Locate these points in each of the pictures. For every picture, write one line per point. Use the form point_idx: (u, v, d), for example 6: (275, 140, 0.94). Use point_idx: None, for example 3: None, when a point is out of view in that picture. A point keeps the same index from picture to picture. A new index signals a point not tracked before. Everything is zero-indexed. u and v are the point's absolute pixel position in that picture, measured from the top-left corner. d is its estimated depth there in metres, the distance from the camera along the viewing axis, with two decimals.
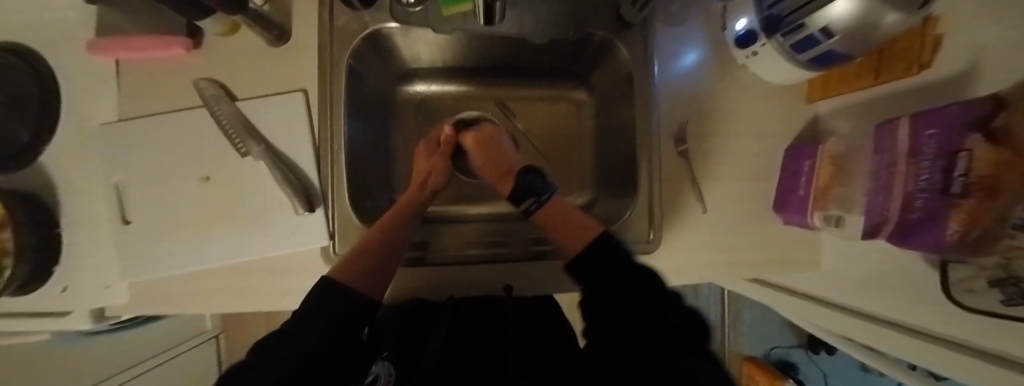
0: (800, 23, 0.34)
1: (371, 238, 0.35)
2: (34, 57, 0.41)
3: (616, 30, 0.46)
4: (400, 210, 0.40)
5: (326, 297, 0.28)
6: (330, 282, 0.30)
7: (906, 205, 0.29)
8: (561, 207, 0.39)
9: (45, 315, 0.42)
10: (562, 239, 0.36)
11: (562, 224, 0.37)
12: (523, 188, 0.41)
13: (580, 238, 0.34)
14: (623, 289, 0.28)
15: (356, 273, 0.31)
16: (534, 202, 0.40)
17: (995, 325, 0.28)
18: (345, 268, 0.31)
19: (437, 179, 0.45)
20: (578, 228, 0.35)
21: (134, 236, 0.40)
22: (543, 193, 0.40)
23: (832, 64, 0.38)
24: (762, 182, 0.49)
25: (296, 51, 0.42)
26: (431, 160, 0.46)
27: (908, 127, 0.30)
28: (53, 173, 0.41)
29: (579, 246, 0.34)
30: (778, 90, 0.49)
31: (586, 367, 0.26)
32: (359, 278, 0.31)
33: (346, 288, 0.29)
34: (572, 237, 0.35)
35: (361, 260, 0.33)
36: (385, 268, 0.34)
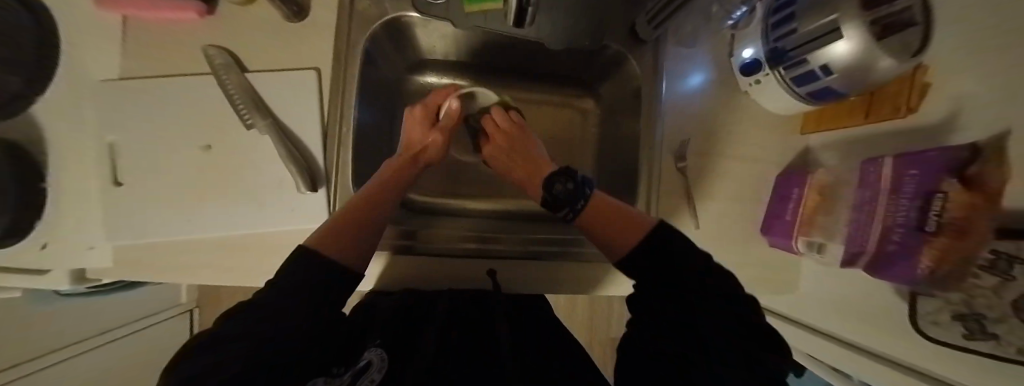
0: (803, 59, 0.35)
1: (356, 209, 0.31)
2: (35, 5, 0.40)
3: (629, 45, 0.48)
4: (389, 180, 0.37)
5: (307, 268, 0.23)
6: (310, 252, 0.25)
7: (884, 239, 0.31)
8: (604, 205, 0.34)
9: (14, 271, 0.40)
10: (612, 242, 0.31)
11: (608, 224, 0.32)
12: (552, 197, 0.37)
13: (630, 233, 0.30)
14: (663, 288, 0.27)
15: (342, 242, 0.27)
16: (570, 211, 0.35)
17: (950, 355, 0.30)
18: (331, 239, 0.27)
19: (432, 154, 0.43)
20: (626, 226, 0.31)
21: (124, 199, 0.39)
22: (576, 197, 0.35)
23: (828, 100, 0.40)
24: (753, 205, 0.51)
25: (313, 29, 0.41)
26: (430, 134, 0.43)
27: (891, 166, 0.32)
28: (41, 124, 0.39)
29: (630, 242, 0.30)
30: (775, 119, 0.51)
31: (582, 369, 0.29)
32: (343, 248, 0.27)
33: (329, 261, 0.25)
34: (621, 235, 0.31)
35: (349, 230, 0.28)
36: (372, 242, 0.30)
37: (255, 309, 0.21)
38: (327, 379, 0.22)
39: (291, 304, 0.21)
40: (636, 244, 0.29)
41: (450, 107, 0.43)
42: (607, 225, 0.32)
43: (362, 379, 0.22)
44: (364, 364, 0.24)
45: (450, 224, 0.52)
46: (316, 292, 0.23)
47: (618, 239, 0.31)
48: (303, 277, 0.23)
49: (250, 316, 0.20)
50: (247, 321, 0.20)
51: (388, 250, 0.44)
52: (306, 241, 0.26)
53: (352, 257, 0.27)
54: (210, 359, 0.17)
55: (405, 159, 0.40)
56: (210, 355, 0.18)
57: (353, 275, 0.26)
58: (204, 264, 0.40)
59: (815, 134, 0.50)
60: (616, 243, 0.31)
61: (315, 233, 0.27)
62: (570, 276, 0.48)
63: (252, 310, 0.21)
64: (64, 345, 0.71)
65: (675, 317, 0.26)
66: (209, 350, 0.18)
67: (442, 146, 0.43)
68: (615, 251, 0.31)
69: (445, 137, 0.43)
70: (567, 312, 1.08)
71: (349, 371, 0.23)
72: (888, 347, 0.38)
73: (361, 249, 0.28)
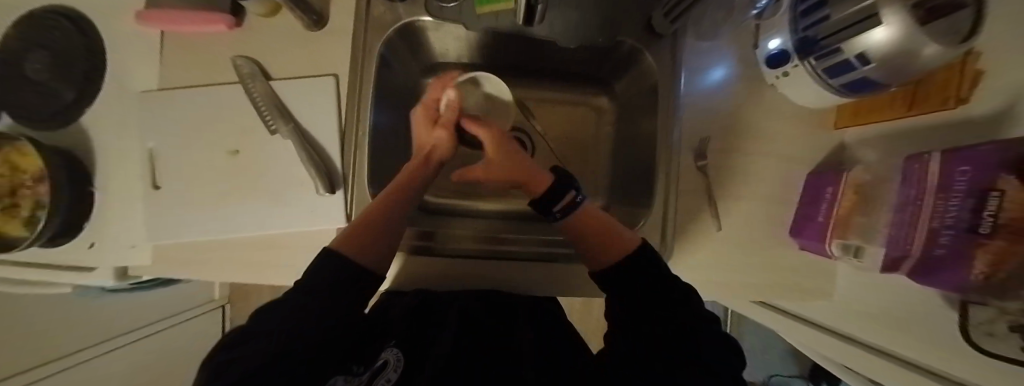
0: (837, 48, 0.33)
1: (370, 215, 0.31)
2: (85, 24, 0.43)
3: (645, 41, 0.47)
4: (403, 184, 0.36)
5: (332, 272, 0.25)
6: (328, 256, 0.26)
7: (931, 241, 0.29)
8: (593, 212, 0.34)
9: (66, 268, 0.44)
10: (595, 247, 0.32)
11: (594, 231, 0.32)
12: (559, 180, 0.36)
13: (617, 246, 0.31)
14: (649, 301, 0.26)
15: (360, 246, 0.28)
16: (575, 198, 0.35)
17: (1005, 369, 0.28)
18: (351, 247, 0.27)
19: (443, 152, 0.41)
20: (613, 237, 0.31)
21: (161, 201, 0.42)
22: (580, 189, 0.35)
23: (864, 91, 0.37)
24: (780, 204, 0.48)
25: (331, 36, 0.43)
26: (435, 132, 0.41)
27: (939, 162, 0.29)
28: (90, 132, 0.43)
29: (616, 257, 0.30)
30: (805, 113, 0.48)
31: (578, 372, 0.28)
32: (361, 250, 0.28)
33: (350, 261, 0.26)
34: (609, 244, 0.31)
35: (367, 235, 0.29)
36: (393, 242, 0.31)
37: (287, 302, 0.22)
38: (348, 377, 0.23)
39: (325, 298, 0.23)
40: (626, 257, 0.30)
41: (450, 102, 0.42)
42: (593, 231, 0.32)
43: (379, 378, 0.23)
44: (381, 364, 0.24)
45: (464, 225, 0.53)
46: (345, 293, 0.24)
47: (605, 247, 0.31)
48: (333, 278, 0.24)
49: (283, 307, 0.22)
50: (281, 318, 0.21)
51: (403, 250, 0.45)
52: (329, 245, 0.27)
53: (370, 260, 0.28)
54: (256, 343, 0.19)
55: (417, 162, 0.39)
56: (242, 348, 0.18)
57: (371, 273, 0.27)
58: (231, 263, 0.42)
59: (850, 128, 0.47)
60: (602, 250, 0.31)
61: (338, 238, 0.28)
62: (585, 278, 0.47)
63: (281, 304, 0.22)
64: (81, 346, 0.73)
65: (668, 327, 0.24)
66: (251, 338, 0.19)
67: (450, 144, 0.41)
68: (598, 256, 0.31)
69: (450, 134, 0.41)
70: (582, 314, 1.07)
71: (366, 371, 0.24)
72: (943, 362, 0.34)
73: (375, 251, 0.29)
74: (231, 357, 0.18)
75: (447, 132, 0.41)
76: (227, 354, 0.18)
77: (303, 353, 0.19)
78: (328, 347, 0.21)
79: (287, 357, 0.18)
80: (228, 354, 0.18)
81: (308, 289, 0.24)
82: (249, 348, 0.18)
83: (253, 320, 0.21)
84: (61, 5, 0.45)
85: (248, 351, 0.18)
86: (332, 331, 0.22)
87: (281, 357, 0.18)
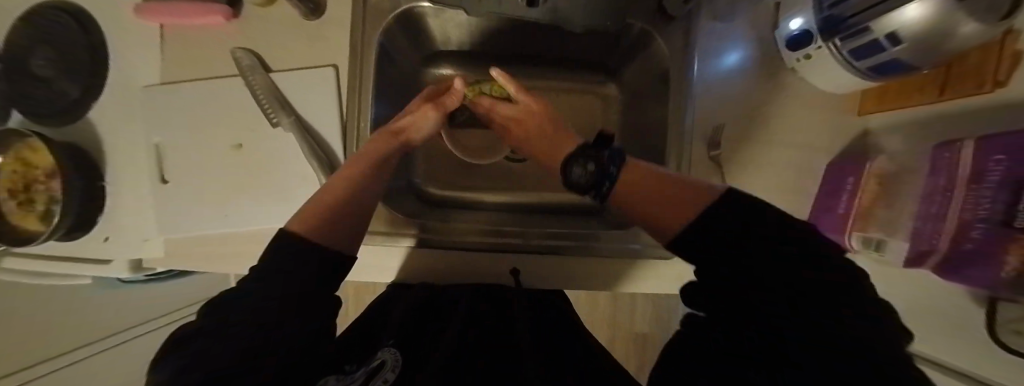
0: (865, 27, 0.30)
1: (336, 189, 0.28)
2: (88, 20, 0.43)
3: (655, 24, 0.44)
4: (365, 158, 0.33)
5: (300, 256, 0.22)
6: (292, 237, 0.23)
7: (959, 235, 0.27)
8: (641, 172, 0.25)
9: (85, 260, 0.45)
10: (654, 215, 0.22)
11: (651, 197, 0.23)
12: (572, 186, 0.29)
13: (688, 203, 0.20)
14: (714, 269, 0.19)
15: (328, 224, 0.25)
16: (593, 199, 0.27)
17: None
18: (311, 221, 0.24)
19: (417, 133, 0.39)
20: (679, 195, 0.21)
21: (170, 195, 0.42)
22: (598, 180, 0.27)
23: (894, 74, 0.35)
24: (796, 196, 0.46)
25: (329, 26, 0.42)
26: (425, 108, 0.40)
27: (972, 151, 0.27)
28: (99, 128, 0.43)
29: (683, 221, 0.20)
30: (826, 98, 0.45)
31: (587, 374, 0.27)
32: (323, 226, 0.24)
33: (316, 246, 0.23)
34: (673, 204, 0.21)
35: (328, 209, 0.26)
36: (362, 225, 0.29)
37: (249, 292, 0.20)
38: (338, 376, 0.23)
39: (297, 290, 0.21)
40: (701, 215, 0.19)
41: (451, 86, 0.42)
42: (652, 197, 0.23)
43: (375, 378, 0.22)
44: (377, 363, 0.24)
45: (468, 217, 0.52)
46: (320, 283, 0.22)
47: (669, 211, 0.21)
48: (302, 264, 0.22)
49: (237, 303, 0.19)
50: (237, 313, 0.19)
51: (406, 243, 0.44)
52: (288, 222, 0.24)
53: (336, 238, 0.25)
54: (219, 343, 0.17)
55: (384, 136, 0.36)
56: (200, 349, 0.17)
57: (347, 259, 0.25)
58: (240, 256, 0.43)
59: (874, 114, 0.44)
60: (662, 217, 0.21)
61: (299, 214, 0.25)
62: (591, 270, 0.47)
63: (235, 296, 0.20)
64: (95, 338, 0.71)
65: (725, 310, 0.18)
66: (212, 333, 0.18)
67: (433, 124, 0.40)
68: (659, 228, 0.21)
69: (439, 115, 0.41)
70: (590, 305, 1.07)
71: (361, 370, 0.23)
72: (973, 364, 0.32)
73: (348, 231, 0.26)
74: (186, 361, 0.16)
75: (435, 114, 0.40)
76: (186, 353, 0.17)
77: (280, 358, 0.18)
78: (307, 349, 0.20)
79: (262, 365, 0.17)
80: (183, 353, 0.17)
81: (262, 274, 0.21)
82: (213, 353, 0.17)
83: (205, 315, 0.19)
84: (64, 0, 0.45)
85: (213, 354, 0.17)
86: (311, 332, 0.21)
87: (248, 366, 0.17)
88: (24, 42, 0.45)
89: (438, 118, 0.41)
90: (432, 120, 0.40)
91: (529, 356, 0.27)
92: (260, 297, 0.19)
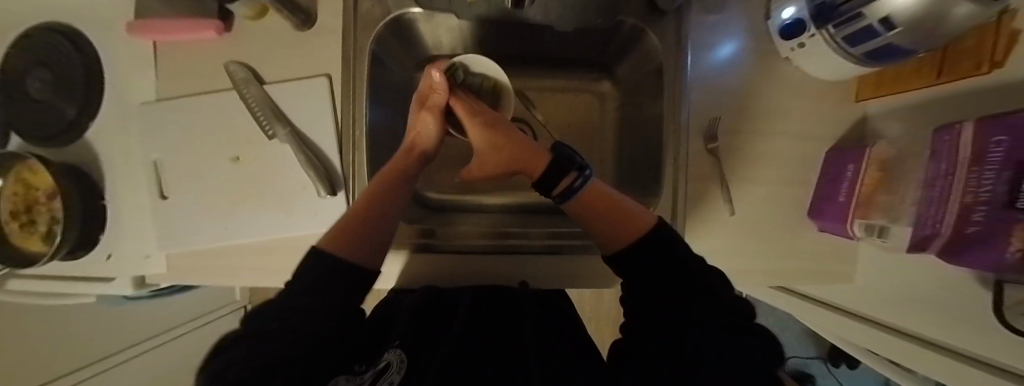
0: (858, 13, 0.30)
1: (361, 209, 0.30)
2: (82, 40, 0.44)
3: (646, 18, 0.44)
4: (387, 177, 0.34)
5: (320, 272, 0.24)
6: (320, 252, 0.25)
7: (962, 218, 0.26)
8: (601, 192, 0.27)
9: (89, 279, 0.46)
10: (606, 226, 0.25)
11: (611, 211, 0.25)
12: (553, 162, 0.28)
13: (634, 223, 0.24)
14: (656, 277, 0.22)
15: (354, 244, 0.27)
16: (576, 179, 0.27)
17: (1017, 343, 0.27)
18: (345, 245, 0.26)
19: (429, 142, 0.39)
20: (630, 216, 0.24)
21: (170, 211, 0.42)
22: (579, 170, 0.27)
23: (890, 59, 0.34)
24: (797, 185, 0.46)
25: (321, 36, 0.42)
26: (422, 117, 0.39)
27: (971, 133, 0.26)
28: (97, 147, 0.44)
29: (636, 234, 0.23)
30: (823, 87, 0.45)
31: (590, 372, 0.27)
32: (357, 247, 0.27)
33: (343, 262, 0.25)
34: (626, 219, 0.24)
35: (360, 230, 0.28)
36: (388, 235, 0.31)
37: (276, 311, 0.22)
38: (349, 376, 0.23)
39: (314, 306, 0.22)
40: (645, 236, 0.23)
41: (431, 81, 0.39)
42: (610, 209, 0.25)
43: (382, 379, 0.22)
44: (384, 365, 0.24)
45: (469, 221, 0.52)
46: (338, 296, 0.23)
47: (620, 224, 0.24)
48: (321, 278, 0.23)
49: (276, 315, 0.21)
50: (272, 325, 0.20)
51: (406, 248, 0.44)
52: (320, 238, 0.27)
53: (367, 260, 0.27)
54: (239, 355, 0.18)
55: (402, 156, 0.37)
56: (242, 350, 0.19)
57: (368, 275, 0.27)
58: (241, 268, 0.43)
59: (872, 100, 0.44)
60: (612, 232, 0.24)
61: (328, 232, 0.27)
62: (593, 269, 0.47)
63: (266, 315, 0.22)
64: (102, 356, 0.70)
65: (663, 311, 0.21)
66: (237, 348, 0.19)
67: (436, 130, 0.39)
68: (609, 233, 0.25)
69: (438, 118, 0.39)
70: (596, 303, 1.07)
71: (369, 371, 0.23)
72: (969, 344, 0.32)
73: (374, 247, 0.28)
74: (218, 370, 0.18)
75: (435, 118, 0.39)
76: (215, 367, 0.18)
77: (282, 369, 0.18)
78: (311, 359, 0.19)
79: (272, 372, 0.17)
80: (217, 365, 0.18)
81: (301, 287, 0.23)
82: (230, 361, 0.18)
83: (247, 324, 0.21)
84: (57, 22, 0.45)
85: (227, 367, 0.18)
86: (318, 340, 0.20)
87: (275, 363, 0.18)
88: (20, 66, 0.46)
89: (439, 121, 0.39)
90: (433, 126, 0.38)
91: (532, 358, 0.26)
92: (292, 310, 0.21)
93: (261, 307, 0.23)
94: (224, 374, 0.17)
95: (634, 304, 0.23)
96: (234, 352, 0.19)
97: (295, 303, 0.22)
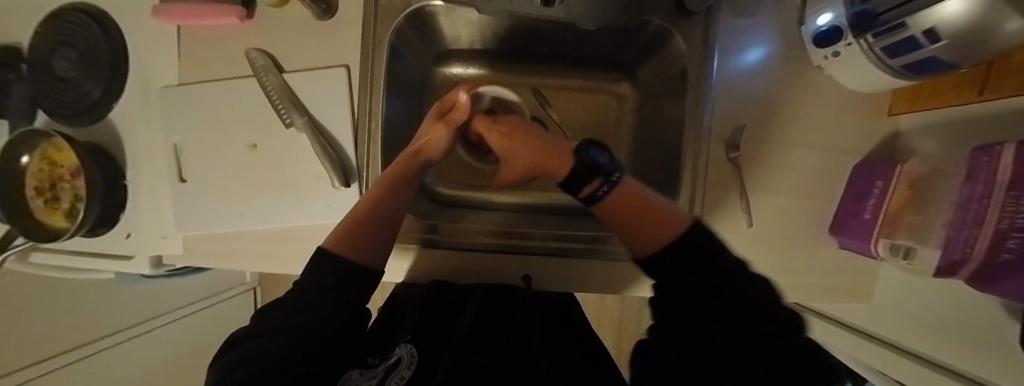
0: (899, 23, 0.29)
1: (363, 211, 0.29)
2: (109, 21, 0.44)
3: (672, 19, 0.43)
4: (387, 180, 0.32)
5: (329, 269, 0.25)
6: (328, 253, 0.26)
7: (995, 245, 0.24)
8: (633, 189, 0.26)
9: (109, 255, 0.47)
10: (633, 235, 0.24)
11: (644, 208, 0.24)
12: (576, 166, 0.26)
13: (664, 227, 0.23)
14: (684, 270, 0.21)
15: (359, 244, 0.28)
16: (601, 185, 0.25)
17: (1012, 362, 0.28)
18: (351, 247, 0.27)
19: (434, 150, 0.36)
20: (659, 215, 0.24)
21: (187, 194, 0.43)
22: (609, 172, 0.25)
23: (931, 73, 0.33)
24: (819, 199, 0.45)
25: (341, 26, 0.42)
26: (435, 127, 0.36)
27: (1012, 155, 0.24)
28: (120, 128, 0.45)
29: (667, 237, 0.23)
30: (855, 98, 0.44)
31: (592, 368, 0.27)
32: (363, 250, 0.28)
33: (351, 262, 0.26)
34: (656, 219, 0.24)
35: (364, 233, 0.28)
36: (393, 233, 0.31)
37: (284, 303, 0.24)
38: (361, 369, 0.24)
39: (326, 304, 0.23)
40: (677, 239, 0.22)
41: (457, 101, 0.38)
42: (641, 210, 0.24)
43: (392, 375, 0.22)
44: (394, 360, 0.24)
45: (479, 219, 0.52)
46: (347, 291, 0.25)
47: (648, 229, 0.24)
48: (327, 276, 0.25)
49: (291, 307, 0.23)
50: (284, 319, 0.22)
51: (414, 244, 0.44)
52: (324, 240, 0.28)
53: (371, 258, 0.28)
54: (251, 349, 0.21)
55: (404, 159, 0.33)
56: (263, 343, 0.21)
57: (372, 273, 0.28)
58: (253, 254, 0.44)
59: (906, 115, 0.43)
60: (643, 231, 0.24)
61: (332, 232, 0.29)
62: (605, 274, 0.46)
63: (280, 309, 0.23)
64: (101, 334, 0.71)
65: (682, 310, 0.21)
66: (251, 340, 0.22)
67: (447, 142, 0.36)
68: (642, 239, 0.24)
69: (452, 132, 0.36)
70: (598, 305, 1.06)
71: (381, 365, 0.24)
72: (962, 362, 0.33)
73: (381, 242, 0.29)
74: (235, 359, 0.20)
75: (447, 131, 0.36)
76: (229, 354, 0.21)
77: (286, 365, 0.20)
78: (318, 354, 0.21)
79: (270, 372, 0.19)
80: (237, 352, 0.21)
81: (308, 283, 0.25)
82: (249, 353, 0.20)
83: (262, 315, 0.24)
84: (87, 3, 0.46)
85: (242, 360, 0.20)
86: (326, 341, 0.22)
87: (278, 360, 0.20)
88: (48, 45, 0.47)
89: (451, 136, 0.37)
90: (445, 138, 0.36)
91: (538, 357, 0.26)
92: (310, 303, 0.23)
93: (273, 301, 0.25)
94: (238, 366, 0.20)
95: (662, 308, 0.23)
96: (254, 341, 0.21)
97: (306, 298, 0.24)
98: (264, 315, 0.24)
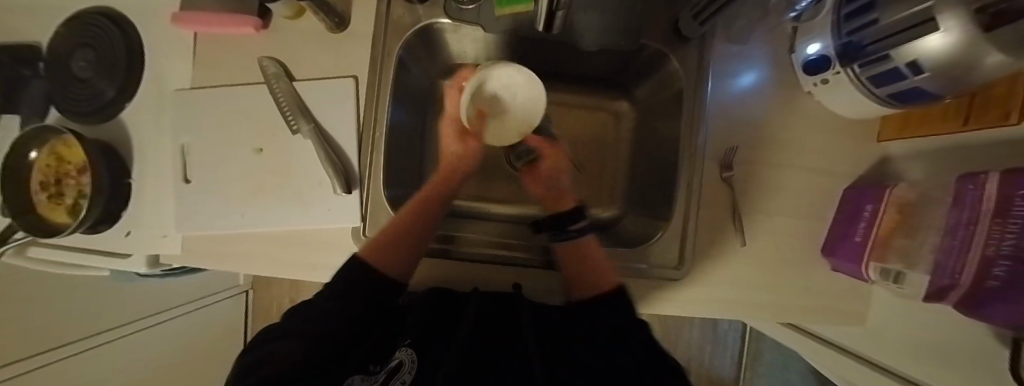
0: (885, 55, 0.30)
1: (397, 226, 0.35)
2: (128, 26, 0.46)
3: (669, 43, 0.45)
4: (423, 199, 0.39)
5: (346, 280, 0.31)
6: (359, 262, 0.32)
7: (981, 272, 0.25)
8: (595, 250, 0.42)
9: (108, 253, 0.48)
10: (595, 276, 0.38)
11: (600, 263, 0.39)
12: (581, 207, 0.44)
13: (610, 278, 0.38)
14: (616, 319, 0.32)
15: (388, 258, 0.34)
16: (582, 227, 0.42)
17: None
18: (383, 259, 0.33)
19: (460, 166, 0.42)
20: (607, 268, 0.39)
21: (190, 195, 0.44)
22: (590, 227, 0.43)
23: (916, 103, 0.34)
24: (811, 221, 0.45)
25: (352, 38, 0.43)
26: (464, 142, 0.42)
27: (996, 184, 0.25)
28: (129, 128, 0.46)
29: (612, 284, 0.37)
30: (845, 124, 0.45)
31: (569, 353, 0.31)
32: (390, 261, 0.34)
33: (379, 272, 0.32)
34: (606, 272, 0.38)
35: (393, 248, 0.34)
36: (422, 249, 0.37)
37: (294, 317, 0.29)
38: (363, 376, 0.25)
39: (338, 312, 0.28)
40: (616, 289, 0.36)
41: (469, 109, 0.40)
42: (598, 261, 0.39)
43: (394, 379, 0.24)
44: (395, 365, 0.25)
45: (477, 228, 0.53)
46: (358, 300, 0.30)
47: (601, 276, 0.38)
48: (342, 287, 0.30)
49: (310, 313, 0.29)
50: (305, 324, 0.28)
51: None
52: (358, 249, 0.34)
53: (396, 271, 0.34)
54: (275, 348, 0.26)
55: (439, 181, 0.41)
56: (286, 344, 0.26)
57: (396, 285, 0.33)
58: (250, 257, 0.44)
59: (896, 141, 0.44)
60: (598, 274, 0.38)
61: (366, 242, 0.35)
62: None
63: (302, 314, 0.29)
64: (84, 334, 0.68)
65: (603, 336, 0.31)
66: (274, 340, 0.27)
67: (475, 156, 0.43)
68: (598, 280, 0.37)
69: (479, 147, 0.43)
70: None
71: (382, 370, 0.25)
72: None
73: (408, 257, 0.35)
74: (263, 355, 0.26)
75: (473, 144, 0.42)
76: (257, 353, 0.26)
77: (302, 364, 0.25)
78: (325, 354, 0.26)
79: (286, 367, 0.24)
80: (264, 350, 0.26)
81: (328, 292, 0.30)
82: (272, 352, 0.26)
83: (290, 317, 0.30)
84: (107, 7, 0.47)
85: (267, 358, 0.25)
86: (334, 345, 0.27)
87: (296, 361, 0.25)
88: (67, 45, 0.49)
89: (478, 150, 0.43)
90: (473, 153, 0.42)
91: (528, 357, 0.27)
92: (326, 311, 0.29)
93: (298, 307, 0.31)
94: (266, 361, 0.25)
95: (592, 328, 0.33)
96: (281, 341, 0.27)
97: (324, 305, 0.29)
98: (288, 319, 0.30)
